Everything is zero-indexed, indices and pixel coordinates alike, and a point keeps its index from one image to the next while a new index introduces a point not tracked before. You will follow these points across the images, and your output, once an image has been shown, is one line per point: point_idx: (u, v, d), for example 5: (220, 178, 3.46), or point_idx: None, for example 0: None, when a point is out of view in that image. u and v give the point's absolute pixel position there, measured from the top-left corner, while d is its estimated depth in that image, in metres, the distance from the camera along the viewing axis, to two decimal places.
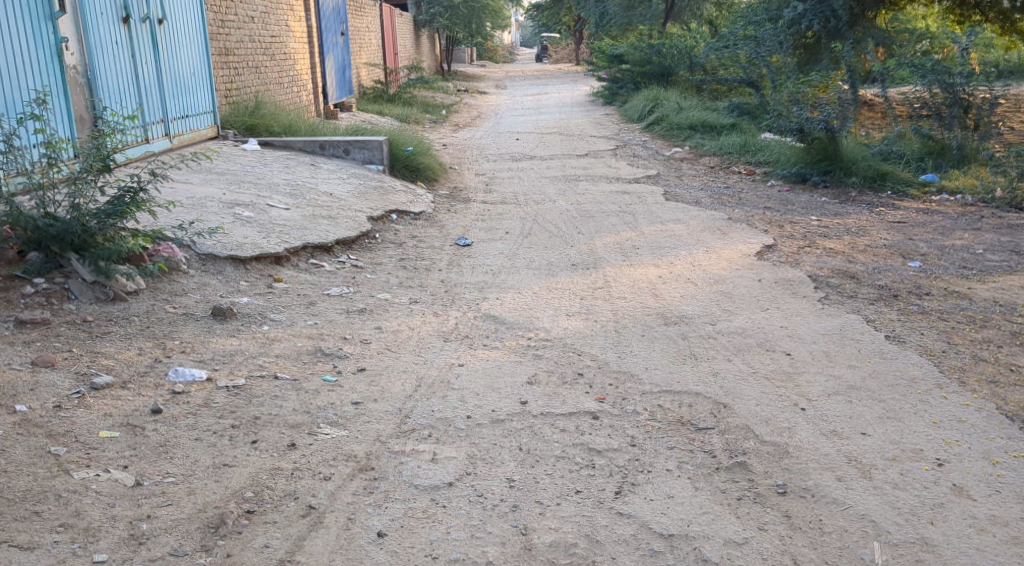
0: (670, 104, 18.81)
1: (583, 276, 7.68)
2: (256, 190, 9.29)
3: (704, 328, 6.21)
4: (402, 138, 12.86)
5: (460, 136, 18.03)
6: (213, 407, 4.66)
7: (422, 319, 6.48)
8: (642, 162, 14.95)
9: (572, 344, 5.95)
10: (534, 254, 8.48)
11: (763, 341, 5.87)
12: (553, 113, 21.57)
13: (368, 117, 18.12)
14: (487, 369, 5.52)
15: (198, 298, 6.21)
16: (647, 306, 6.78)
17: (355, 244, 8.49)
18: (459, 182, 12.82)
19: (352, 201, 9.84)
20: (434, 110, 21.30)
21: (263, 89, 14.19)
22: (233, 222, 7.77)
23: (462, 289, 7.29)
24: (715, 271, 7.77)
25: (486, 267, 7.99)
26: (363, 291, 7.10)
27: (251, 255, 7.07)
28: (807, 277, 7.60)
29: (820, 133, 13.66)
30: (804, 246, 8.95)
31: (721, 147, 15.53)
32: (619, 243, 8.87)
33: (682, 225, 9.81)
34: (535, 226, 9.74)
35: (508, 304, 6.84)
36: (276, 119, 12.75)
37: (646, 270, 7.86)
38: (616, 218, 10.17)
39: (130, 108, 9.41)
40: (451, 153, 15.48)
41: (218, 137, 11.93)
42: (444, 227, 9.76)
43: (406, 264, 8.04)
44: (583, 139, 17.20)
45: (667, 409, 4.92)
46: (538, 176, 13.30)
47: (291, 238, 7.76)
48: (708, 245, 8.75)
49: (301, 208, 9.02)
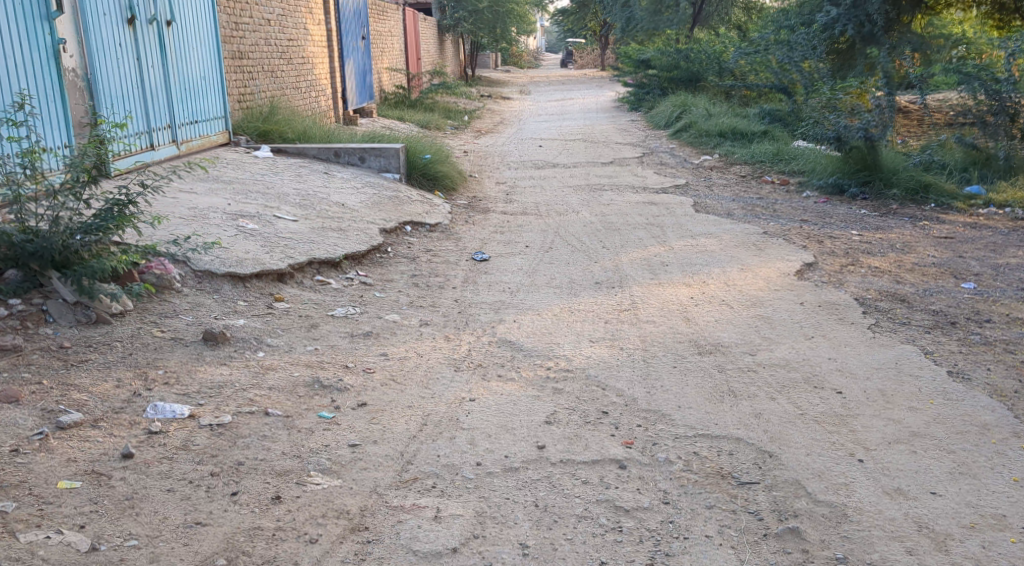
0: (699, 110, 18.17)
1: (608, 296, 7.12)
2: (263, 201, 8.80)
3: (742, 359, 5.62)
4: (420, 145, 12.33)
5: (482, 142, 17.51)
6: (191, 450, 4.15)
7: (433, 345, 5.94)
8: (670, 171, 14.35)
9: (597, 376, 5.38)
10: (555, 271, 7.92)
11: (809, 376, 5.29)
12: (577, 119, 20.99)
13: (388, 123, 17.64)
14: (502, 405, 4.97)
15: (190, 321, 5.70)
16: (678, 332, 6.20)
17: (365, 258, 7.97)
18: (479, 191, 12.29)
19: (365, 211, 9.34)
20: (456, 115, 20.80)
21: (279, 94, 13.73)
22: (234, 237, 7.28)
23: (478, 310, 6.75)
24: (751, 292, 7.18)
25: (504, 285, 7.44)
26: (371, 312, 6.57)
27: (250, 273, 6.57)
28: (853, 300, 6.99)
29: (858, 142, 12.99)
30: (846, 264, 8.34)
31: (753, 156, 14.89)
32: (647, 260, 8.30)
33: (714, 239, 9.22)
34: (558, 240, 9.19)
35: (527, 328, 6.29)
36: (289, 124, 12.27)
37: (676, 290, 7.28)
38: (644, 231, 9.59)
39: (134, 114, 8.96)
40: (472, 161, 14.96)
41: (229, 143, 11.47)
42: (462, 240, 9.24)
43: (419, 282, 7.51)
44: (609, 147, 16.62)
45: (704, 458, 4.35)
46: (561, 185, 12.74)
47: (296, 254, 7.25)
48: (742, 262, 8.15)
49: (309, 219, 8.51)
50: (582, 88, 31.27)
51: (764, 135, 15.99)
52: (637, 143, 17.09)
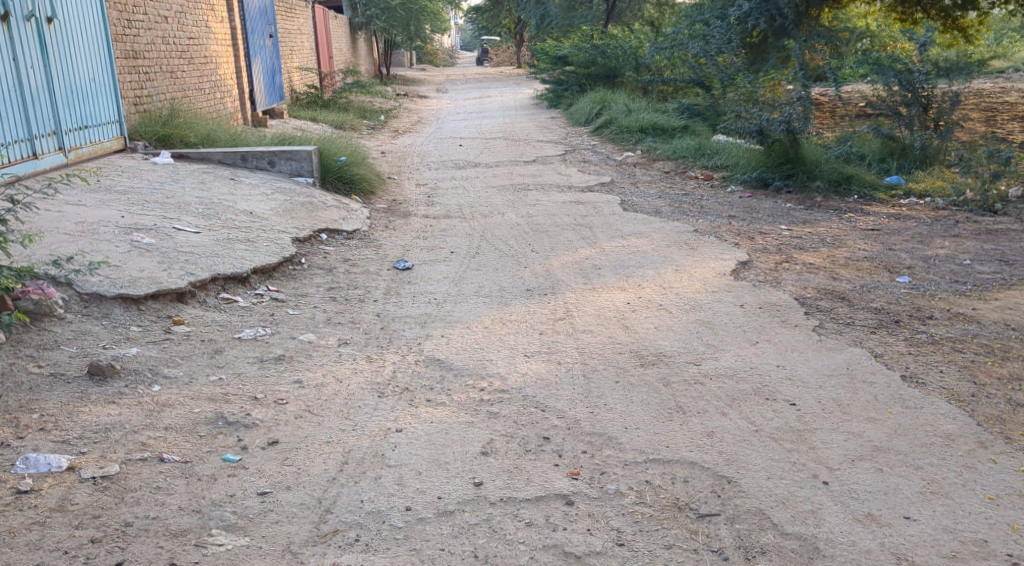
0: (619, 106, 17.90)
1: (541, 304, 6.69)
2: (162, 212, 8.14)
3: (687, 370, 5.23)
4: (335, 147, 11.72)
5: (399, 143, 16.95)
6: (68, 512, 3.65)
7: (353, 368, 5.41)
8: (594, 169, 14.05)
9: (534, 396, 4.93)
10: (483, 278, 7.45)
11: (760, 386, 4.93)
12: (496, 117, 20.54)
13: (300, 124, 16.96)
14: (431, 435, 4.48)
15: (73, 353, 5.14)
16: (618, 342, 5.78)
17: (277, 271, 7.37)
18: (398, 194, 11.73)
19: (275, 220, 8.73)
20: (372, 115, 20.18)
21: (180, 96, 12.97)
22: (126, 254, 6.65)
23: (401, 325, 6.23)
24: (689, 295, 6.84)
25: (428, 296, 6.94)
26: (284, 332, 6.01)
27: (145, 294, 5.98)
28: (794, 299, 6.69)
29: (780, 135, 12.82)
30: (781, 261, 8.06)
31: (675, 151, 14.68)
32: (578, 263, 7.90)
33: (645, 239, 8.88)
34: (484, 245, 8.71)
35: (455, 344, 5.80)
36: (192, 128, 11.54)
37: (612, 295, 6.89)
38: (572, 232, 9.20)
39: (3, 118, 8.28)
40: (390, 162, 14.39)
41: (125, 149, 10.76)
42: (382, 248, 8.69)
43: (336, 295, 6.95)
44: (530, 145, 16.24)
45: (658, 487, 3.93)
46: (484, 186, 12.28)
47: (198, 270, 6.64)
48: (676, 263, 7.82)
49: (214, 230, 7.88)
50: (500, 85, 30.80)
51: (685, 129, 15.80)
52: (558, 141, 16.74)
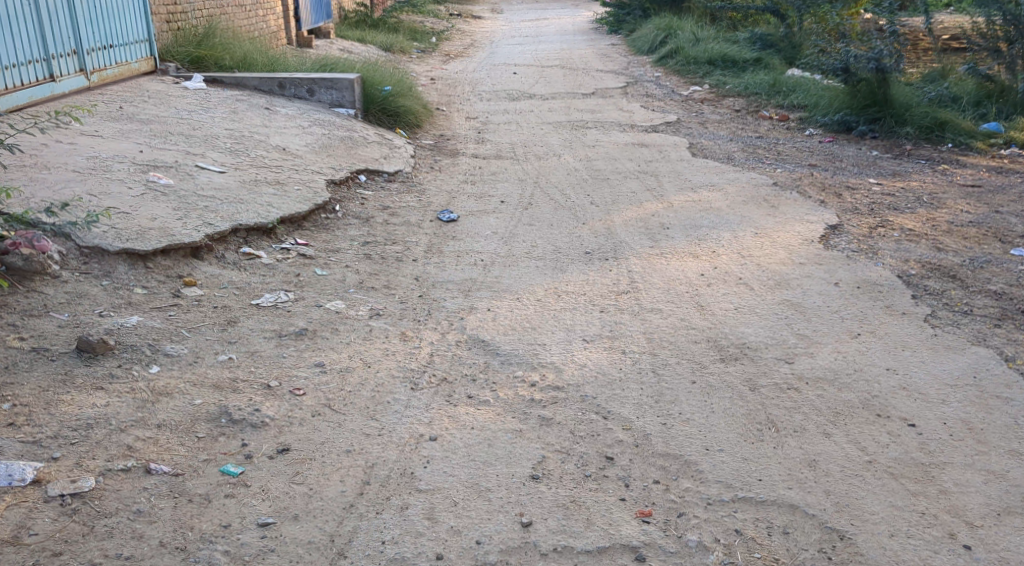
0: (685, 34, 16.64)
1: (601, 272, 5.97)
2: (185, 147, 7.43)
3: (777, 370, 4.41)
4: (379, 75, 10.86)
5: (450, 68, 16.01)
6: (23, 547, 3.06)
7: (384, 349, 4.70)
8: (658, 104, 13.03)
9: (594, 398, 4.15)
10: (536, 237, 6.74)
11: (869, 397, 4.09)
12: (553, 43, 19.42)
13: (347, 46, 16.07)
14: (472, 447, 3.74)
15: (64, 322, 4.47)
16: (693, 328, 4.98)
17: (308, 220, 6.65)
18: (446, 128, 10.91)
19: (310, 158, 7.99)
20: (424, 37, 19.17)
21: (218, 13, 12.16)
22: (138, 199, 5.96)
23: (442, 294, 5.56)
24: (770, 266, 6.02)
25: (475, 258, 6.24)
26: (309, 299, 5.29)
27: (154, 249, 5.27)
28: (896, 276, 5.78)
29: (867, 74, 11.64)
30: (875, 225, 7.11)
31: (747, 87, 13.54)
32: (641, 222, 7.07)
33: (719, 192, 7.97)
34: (538, 194, 7.91)
35: (501, 323, 5.07)
36: (229, 50, 10.76)
37: (683, 264, 6.10)
38: (635, 181, 8.33)
39: (11, 35, 7.64)
40: (439, 90, 13.50)
41: (155, 72, 10.07)
42: (426, 194, 7.89)
43: (371, 253, 6.24)
44: (589, 75, 15.23)
45: (752, 542, 3.22)
46: (539, 122, 11.38)
47: (217, 220, 5.92)
48: (756, 224, 6.94)
49: (241, 170, 7.15)
50: (558, 7, 29.35)
51: (756, 62, 14.60)
52: (619, 71, 15.68)
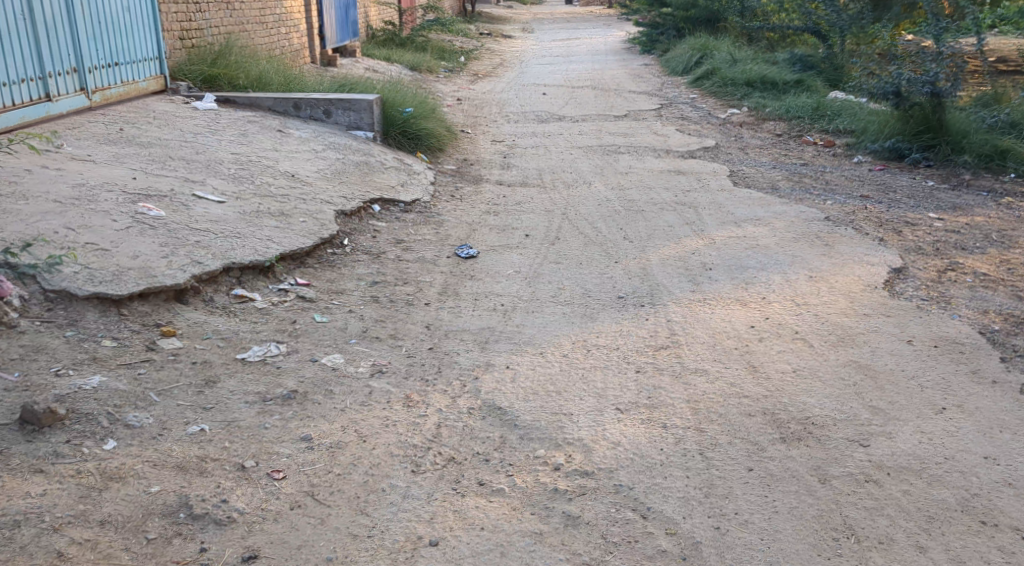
0: (722, 54, 15.92)
1: (637, 322, 5.27)
2: (184, 173, 6.84)
3: (851, 454, 3.69)
4: (401, 96, 10.26)
5: (478, 89, 15.40)
6: None
7: (385, 418, 4.02)
8: (695, 128, 12.32)
9: (630, 489, 3.47)
10: (565, 277, 6.06)
11: (967, 496, 3.42)
12: (584, 63, 18.77)
13: (372, 64, 15.52)
14: (479, 558, 3.16)
15: (14, 384, 3.86)
16: (745, 396, 4.25)
17: (312, 256, 6.01)
18: (470, 152, 10.28)
19: (321, 185, 7.37)
20: (452, 56, 18.61)
21: (236, 29, 11.63)
22: (123, 233, 5.36)
23: (457, 347, 4.88)
24: (829, 317, 5.30)
25: (495, 302, 5.57)
26: (303, 353, 4.62)
27: (131, 293, 4.64)
28: (978, 333, 5.03)
29: (922, 98, 10.95)
30: (943, 268, 6.37)
31: (789, 110, 12.78)
32: (680, 261, 6.37)
33: (765, 228, 7.25)
34: (567, 227, 7.23)
35: (521, 386, 4.37)
36: (243, 68, 10.21)
37: (729, 312, 5.40)
38: (673, 214, 7.64)
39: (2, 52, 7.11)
40: (465, 112, 12.89)
41: (165, 92, 9.54)
42: (444, 226, 7.24)
43: (380, 296, 5.58)
44: (622, 96, 14.55)
45: None
46: (569, 146, 10.72)
47: (207, 258, 5.30)
48: (809, 266, 6.22)
49: (243, 199, 6.54)
50: (589, 27, 28.74)
51: (798, 84, 13.84)
52: (653, 92, 15.00)
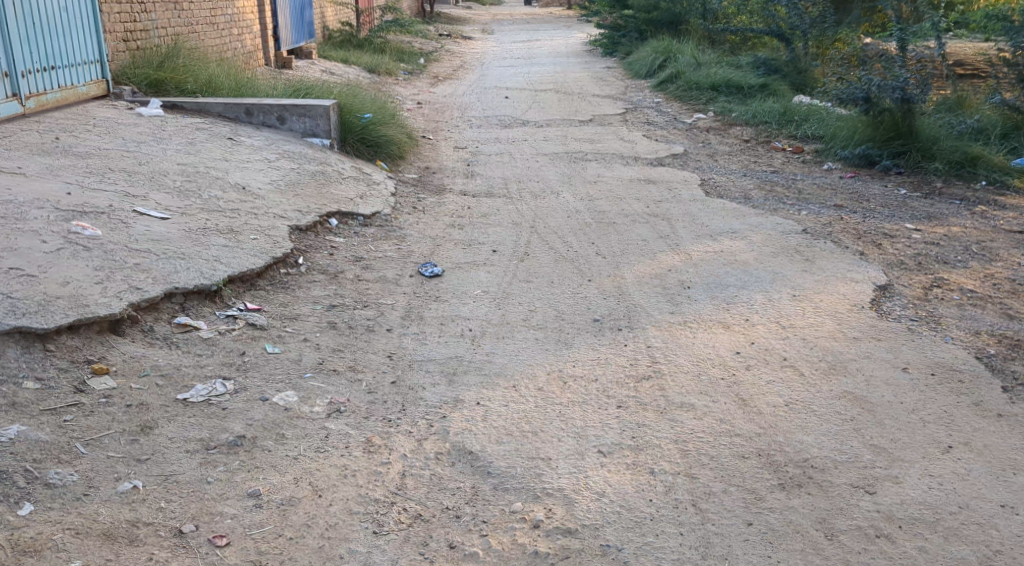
0: (685, 58, 15.66)
1: (614, 348, 4.91)
2: (125, 187, 6.37)
3: (858, 503, 3.42)
4: (358, 101, 9.82)
5: (438, 92, 14.98)
6: None
7: (343, 467, 3.62)
8: (662, 133, 12.03)
9: (621, 551, 3.21)
10: (536, 298, 5.68)
11: (989, 554, 3.20)
12: (546, 65, 18.41)
13: (329, 67, 15.03)
14: None
15: None
16: (737, 435, 3.88)
17: (263, 278, 5.57)
18: (432, 160, 9.87)
19: (274, 197, 6.93)
20: (411, 58, 18.17)
21: (184, 31, 11.11)
22: (53, 256, 4.90)
23: (422, 381, 4.48)
24: (818, 341, 4.98)
25: (462, 327, 5.17)
26: (252, 391, 4.19)
27: (58, 326, 4.19)
28: (976, 359, 4.74)
29: (891, 103, 10.66)
30: (929, 284, 6.10)
31: (755, 115, 12.54)
32: (656, 279, 6.03)
33: (742, 241, 6.95)
34: (536, 241, 6.87)
35: (494, 426, 3.98)
36: (192, 72, 9.71)
37: (712, 337, 5.06)
38: (646, 226, 7.32)
39: None
40: (426, 117, 12.47)
41: (108, 97, 9.03)
42: (406, 241, 6.83)
43: (337, 321, 5.15)
44: (586, 100, 14.23)
45: None
46: (534, 153, 10.35)
47: (147, 284, 4.85)
48: (792, 284, 5.92)
49: (188, 215, 6.08)
50: (550, 29, 28.46)
51: (763, 88, 13.61)
52: (617, 96, 14.70)
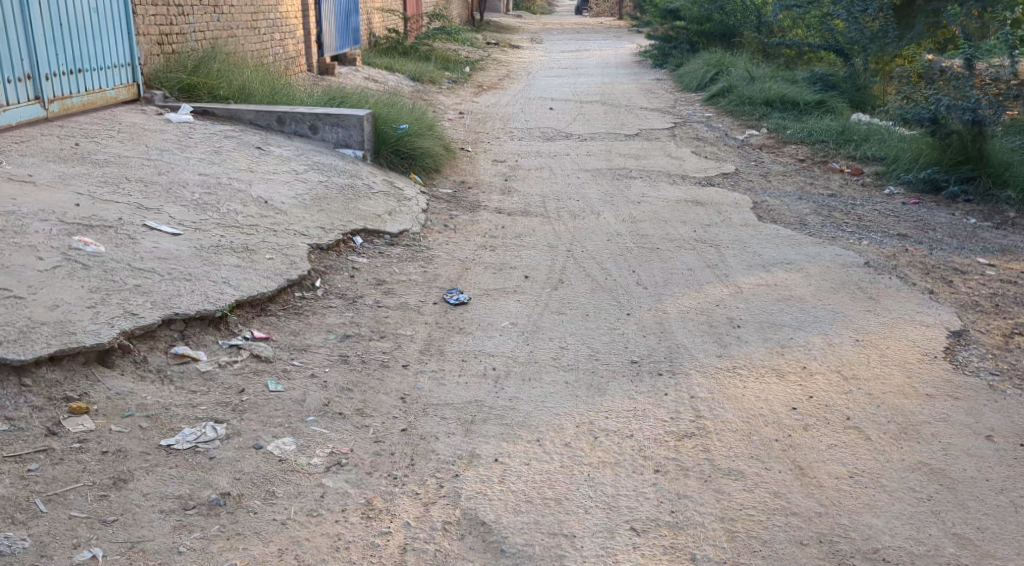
0: (739, 71, 15.04)
1: (653, 396, 4.40)
2: (139, 198, 5.99)
3: None
4: (395, 111, 9.40)
5: (482, 101, 14.54)
6: None
7: (335, 538, 3.25)
8: (712, 150, 11.47)
9: None
10: (569, 333, 5.19)
11: None
12: (594, 76, 17.90)
13: (371, 73, 14.68)
14: None
15: None
16: (793, 515, 3.48)
17: (274, 302, 5.13)
18: (469, 174, 9.43)
19: (297, 212, 6.53)
20: (456, 66, 17.77)
21: (223, 34, 10.78)
22: (48, 276, 4.51)
23: (435, 428, 4.01)
24: (885, 398, 4.44)
25: (487, 366, 4.70)
26: (245, 436, 3.75)
27: (38, 359, 3.79)
28: None
29: (960, 126, 10.01)
30: (1009, 331, 5.51)
31: (811, 133, 11.90)
32: (702, 315, 5.49)
33: (798, 273, 6.40)
34: (573, 267, 6.38)
35: (513, 489, 3.54)
36: (226, 77, 9.36)
37: (763, 386, 4.54)
38: (692, 253, 6.79)
39: None
40: (467, 127, 12.03)
41: (137, 101, 8.71)
42: (433, 263, 6.38)
43: (349, 354, 4.69)
44: (633, 113, 13.70)
45: None
46: (576, 169, 9.86)
47: (144, 309, 4.43)
48: (854, 326, 5.37)
49: (202, 231, 5.68)
50: (599, 39, 27.95)
51: (820, 105, 12.95)
52: (666, 110, 14.15)
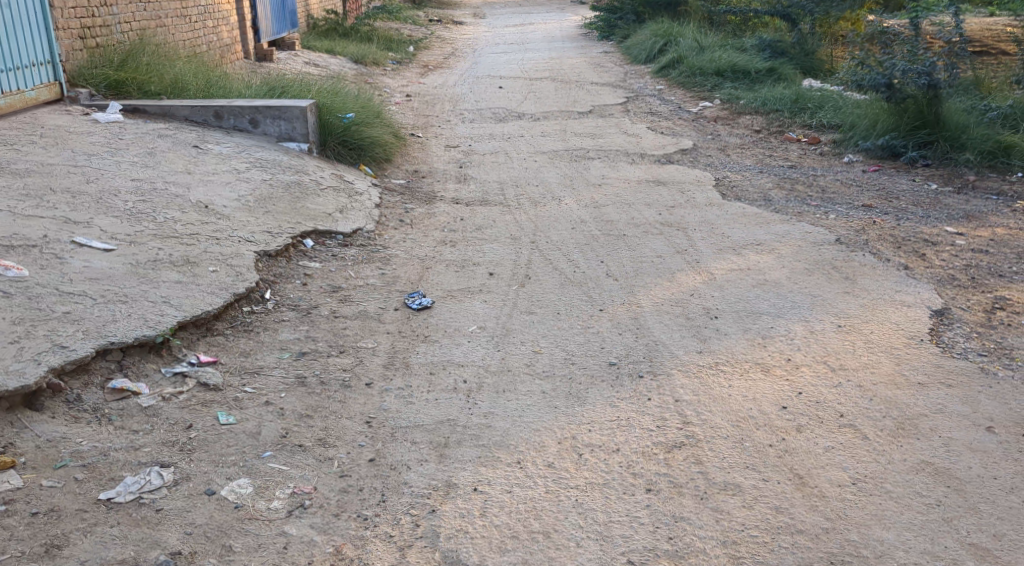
0: (687, 41, 14.77)
1: (636, 402, 4.12)
2: (67, 211, 5.54)
3: None
4: (339, 99, 8.95)
5: (428, 83, 14.09)
6: None
7: None
8: (667, 125, 11.21)
9: None
10: (539, 335, 4.89)
11: None
12: (541, 51, 17.50)
13: (312, 58, 14.14)
14: None
15: None
16: (799, 533, 3.26)
17: (221, 319, 4.75)
18: (421, 162, 9.05)
19: (240, 216, 6.12)
20: (399, 47, 17.26)
21: (151, 23, 10.21)
22: None
23: (405, 456, 3.69)
24: (877, 389, 4.21)
25: (455, 378, 4.37)
26: (195, 481, 3.43)
27: None
28: None
29: (915, 90, 9.73)
30: (990, 306, 5.32)
31: (765, 103, 11.70)
32: (677, 307, 5.22)
33: (770, 255, 6.17)
34: (537, 260, 6.07)
35: (496, 525, 3.27)
36: (157, 72, 8.84)
37: (749, 384, 4.28)
38: (659, 238, 6.52)
39: None
40: (415, 111, 11.61)
41: (62, 101, 8.18)
42: (390, 264, 6.03)
43: (306, 374, 4.34)
44: (583, 89, 13.38)
45: None
46: (531, 151, 9.53)
47: (76, 339, 4.03)
48: (834, 311, 5.14)
49: (137, 244, 5.27)
50: (545, 11, 27.48)
51: (772, 73, 12.74)
52: (617, 84, 13.85)
